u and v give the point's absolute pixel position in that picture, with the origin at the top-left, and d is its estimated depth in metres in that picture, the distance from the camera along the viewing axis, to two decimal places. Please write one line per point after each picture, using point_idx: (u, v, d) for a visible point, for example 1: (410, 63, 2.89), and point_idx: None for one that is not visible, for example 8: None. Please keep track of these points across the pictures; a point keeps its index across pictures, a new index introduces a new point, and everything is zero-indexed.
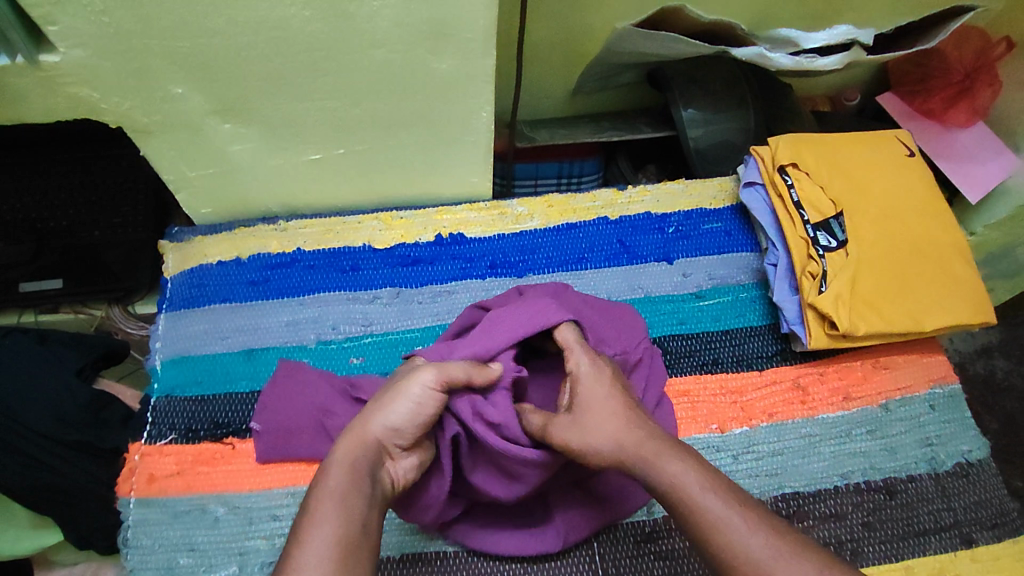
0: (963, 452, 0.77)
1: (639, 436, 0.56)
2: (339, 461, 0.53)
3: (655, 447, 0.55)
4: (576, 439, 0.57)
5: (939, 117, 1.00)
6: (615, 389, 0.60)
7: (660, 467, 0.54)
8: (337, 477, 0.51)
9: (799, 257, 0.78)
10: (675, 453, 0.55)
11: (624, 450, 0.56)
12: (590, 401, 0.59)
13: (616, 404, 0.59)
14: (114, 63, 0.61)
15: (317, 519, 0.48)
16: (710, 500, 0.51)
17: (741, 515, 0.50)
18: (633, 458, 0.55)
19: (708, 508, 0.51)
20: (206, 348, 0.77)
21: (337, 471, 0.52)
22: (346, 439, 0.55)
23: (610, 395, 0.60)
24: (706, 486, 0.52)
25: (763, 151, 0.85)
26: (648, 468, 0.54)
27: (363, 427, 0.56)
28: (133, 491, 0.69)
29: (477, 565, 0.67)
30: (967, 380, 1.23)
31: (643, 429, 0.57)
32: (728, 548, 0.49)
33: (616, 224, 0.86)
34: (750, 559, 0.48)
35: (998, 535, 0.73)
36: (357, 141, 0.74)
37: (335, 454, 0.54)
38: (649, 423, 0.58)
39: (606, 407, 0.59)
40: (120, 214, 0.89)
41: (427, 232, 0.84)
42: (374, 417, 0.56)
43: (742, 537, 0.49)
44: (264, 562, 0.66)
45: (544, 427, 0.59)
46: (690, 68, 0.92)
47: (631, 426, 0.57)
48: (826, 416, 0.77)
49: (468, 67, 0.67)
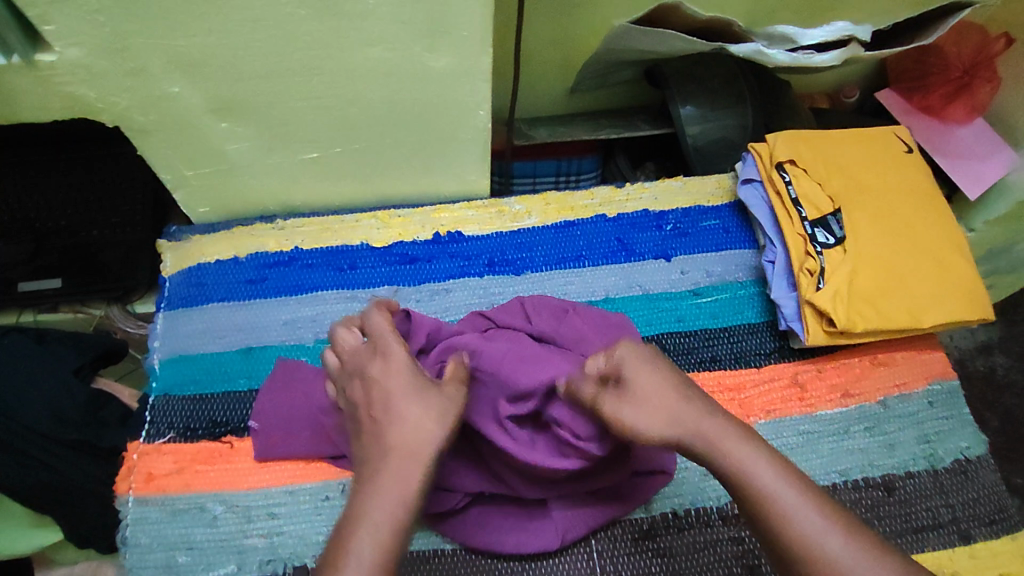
0: (961, 449, 0.77)
1: (703, 430, 0.53)
2: (391, 482, 0.50)
3: (717, 430, 0.53)
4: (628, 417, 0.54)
5: (938, 114, 1.01)
6: (660, 366, 0.57)
7: (726, 450, 0.52)
8: (393, 506, 0.49)
9: (797, 253, 0.78)
10: (743, 436, 0.53)
11: (687, 439, 0.53)
12: (626, 409, 0.54)
13: (668, 386, 0.55)
14: (109, 62, 0.61)
15: (371, 551, 0.47)
16: (785, 494, 0.50)
17: (809, 507, 0.49)
18: (696, 449, 0.53)
19: (781, 501, 0.50)
20: (204, 347, 0.77)
21: (390, 499, 0.49)
22: (396, 454, 0.51)
23: (653, 396, 0.55)
24: (784, 479, 0.51)
25: (761, 147, 0.84)
26: (710, 447, 0.53)
27: (409, 438, 0.52)
28: (132, 490, 0.69)
29: (475, 563, 0.67)
30: (966, 377, 1.22)
31: (701, 408, 0.54)
32: (795, 540, 0.48)
33: (614, 222, 0.86)
34: (813, 550, 0.48)
35: (997, 531, 0.73)
36: (354, 140, 0.74)
37: (387, 472, 0.51)
38: (705, 414, 0.54)
39: (644, 409, 0.54)
40: (118, 214, 0.89)
41: (424, 230, 0.84)
42: (422, 425, 0.53)
43: (818, 534, 0.48)
44: (263, 560, 0.67)
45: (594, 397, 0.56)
46: (688, 65, 0.92)
47: (684, 405, 0.54)
48: (825, 413, 0.77)
49: (464, 65, 0.67)
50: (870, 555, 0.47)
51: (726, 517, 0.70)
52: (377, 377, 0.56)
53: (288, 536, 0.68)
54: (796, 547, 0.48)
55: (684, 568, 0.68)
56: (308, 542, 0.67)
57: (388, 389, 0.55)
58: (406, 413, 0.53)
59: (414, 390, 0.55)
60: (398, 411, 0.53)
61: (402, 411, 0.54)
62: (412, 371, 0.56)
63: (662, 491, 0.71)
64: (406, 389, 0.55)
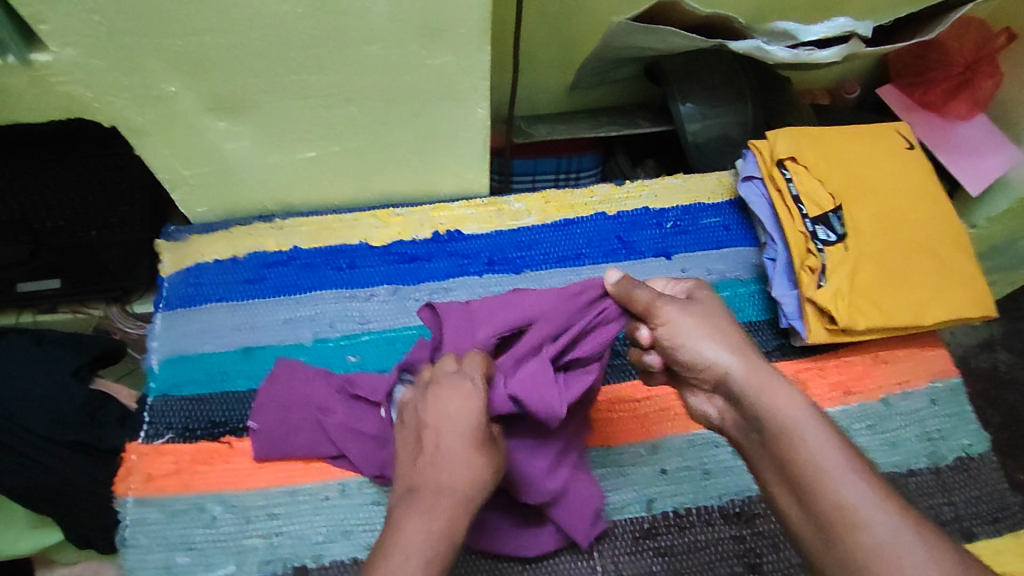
0: (964, 446, 0.77)
1: (751, 368, 0.56)
2: (436, 529, 0.48)
3: (764, 376, 0.55)
4: (679, 334, 0.58)
5: (939, 109, 1.00)
6: (727, 321, 0.59)
7: (776, 395, 0.54)
8: (433, 550, 0.47)
9: (798, 251, 0.77)
10: (791, 388, 0.54)
11: (734, 370, 0.56)
12: (685, 321, 0.58)
13: (727, 334, 0.58)
14: (105, 62, 0.60)
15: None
16: (831, 461, 0.50)
17: (859, 479, 0.49)
18: (740, 385, 0.56)
19: (825, 465, 0.50)
20: (203, 347, 0.77)
21: (430, 543, 0.47)
22: (448, 503, 0.49)
23: (713, 319, 0.59)
24: (830, 444, 0.51)
25: (761, 143, 0.84)
26: (753, 392, 0.55)
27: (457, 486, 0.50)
28: (131, 491, 0.69)
29: (471, 564, 0.65)
30: (969, 374, 1.22)
31: (756, 360, 0.57)
32: (833, 509, 0.48)
33: (614, 219, 0.86)
34: (855, 519, 0.47)
35: (999, 529, 0.73)
36: (352, 138, 0.74)
37: (437, 515, 0.49)
38: (762, 356, 0.57)
39: (701, 327, 0.58)
40: (117, 214, 0.89)
41: (423, 229, 0.84)
42: (470, 480, 0.51)
43: (859, 505, 0.47)
44: (262, 561, 0.66)
45: (648, 307, 0.58)
46: (688, 62, 0.92)
47: (739, 352, 0.57)
48: (827, 411, 0.76)
49: (463, 63, 0.67)
50: (916, 544, 0.45)
51: (727, 516, 0.70)
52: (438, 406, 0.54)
53: (287, 536, 0.67)
54: (831, 513, 0.48)
55: (685, 567, 0.67)
56: (307, 542, 0.67)
57: (448, 427, 0.53)
58: (463, 464, 0.51)
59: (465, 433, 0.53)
60: (449, 451, 0.52)
61: (460, 458, 0.51)
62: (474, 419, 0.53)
63: (662, 489, 0.71)
64: (465, 439, 0.52)
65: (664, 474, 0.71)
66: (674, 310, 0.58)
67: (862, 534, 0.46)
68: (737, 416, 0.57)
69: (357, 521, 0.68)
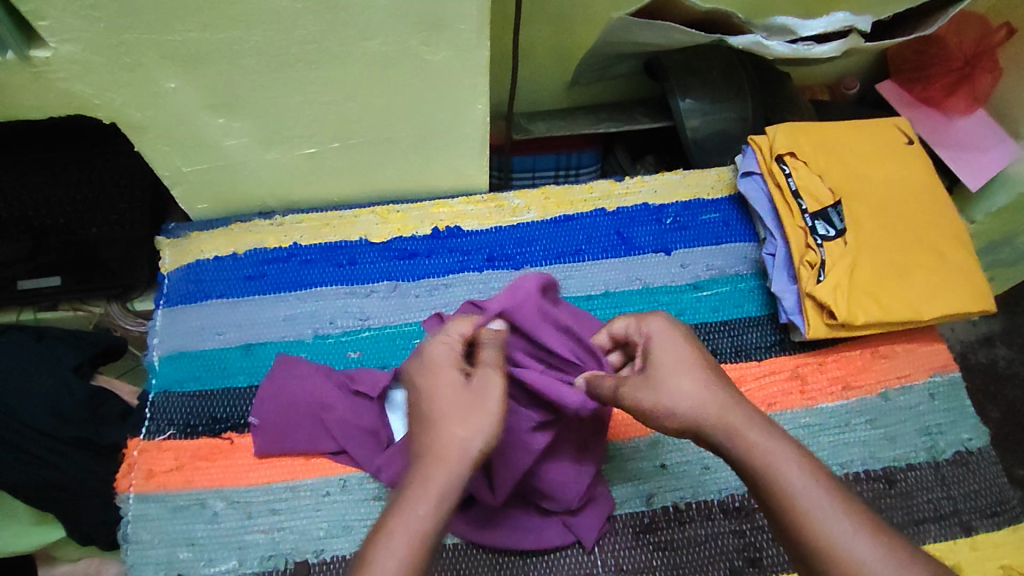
0: (962, 440, 0.77)
1: (717, 419, 0.54)
2: (427, 497, 0.49)
3: (736, 423, 0.54)
4: (648, 399, 0.55)
5: (939, 105, 1.00)
6: (698, 369, 0.56)
7: (748, 443, 0.53)
8: (425, 516, 0.49)
9: (797, 246, 0.78)
10: (761, 431, 0.53)
11: (706, 425, 0.54)
12: (647, 395, 0.55)
13: (699, 385, 0.55)
14: (104, 58, 0.60)
15: (392, 558, 0.46)
16: (810, 495, 0.49)
17: (840, 516, 0.48)
18: (718, 438, 0.54)
19: (808, 508, 0.49)
20: (203, 343, 0.77)
21: (423, 509, 0.49)
22: (435, 466, 0.50)
23: (680, 370, 0.56)
24: (808, 481, 0.50)
25: (761, 139, 0.84)
26: (732, 441, 0.53)
27: (443, 445, 0.51)
28: (132, 486, 0.69)
29: (477, 559, 0.66)
30: (968, 369, 1.22)
31: (731, 403, 0.55)
32: (811, 542, 0.48)
33: (613, 216, 0.86)
34: (832, 553, 0.47)
35: (998, 523, 0.73)
36: (352, 134, 0.74)
37: (424, 481, 0.50)
38: (738, 397, 0.56)
39: (669, 391, 0.55)
40: (117, 211, 0.90)
41: (423, 225, 0.84)
42: (458, 436, 0.51)
43: (838, 540, 0.47)
44: (263, 557, 0.67)
45: (615, 389, 0.58)
46: (687, 58, 0.92)
47: (714, 400, 0.55)
48: (826, 406, 0.76)
49: (462, 59, 0.67)
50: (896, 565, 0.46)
51: (727, 510, 0.70)
52: (421, 374, 0.56)
53: (288, 531, 0.67)
54: (810, 549, 0.48)
55: (684, 561, 0.67)
56: (308, 537, 0.67)
57: (428, 391, 0.55)
58: (442, 423, 0.52)
59: (445, 391, 0.54)
60: (435, 416, 0.53)
61: (438, 417, 0.53)
62: (451, 370, 0.55)
63: (662, 484, 0.71)
64: (443, 396, 0.53)
65: (664, 469, 0.72)
66: (636, 390, 0.56)
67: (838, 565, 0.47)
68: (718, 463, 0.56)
69: (357, 516, 0.68)
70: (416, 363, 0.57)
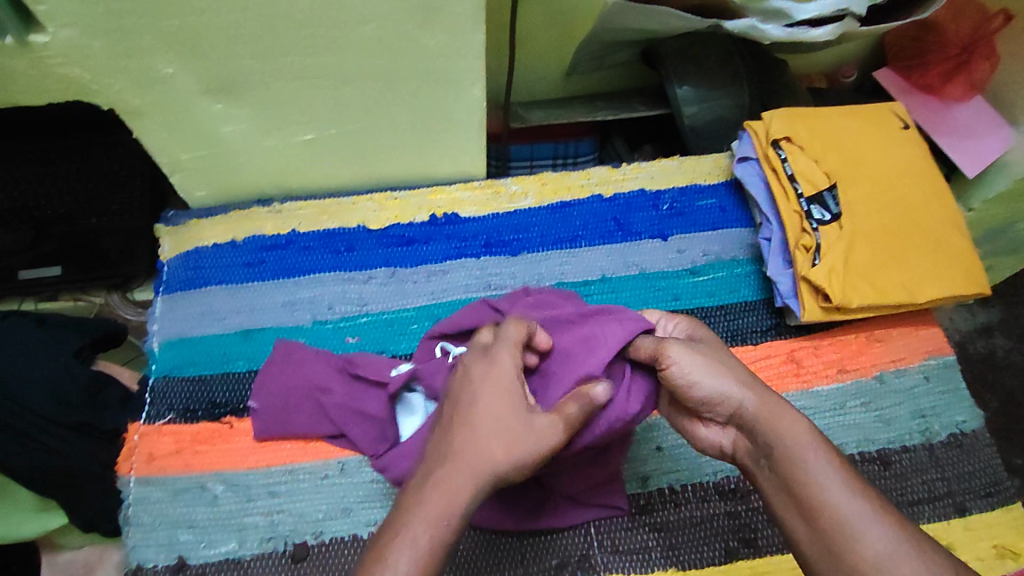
0: (957, 423, 0.77)
1: (760, 401, 0.56)
2: (445, 501, 0.46)
3: (774, 407, 0.56)
4: (688, 373, 0.57)
5: (937, 92, 0.99)
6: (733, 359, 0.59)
7: (779, 430, 0.54)
8: (442, 529, 0.46)
9: (793, 230, 0.78)
10: (796, 415, 0.55)
11: (741, 412, 0.56)
12: (695, 359, 0.57)
13: (738, 375, 0.57)
14: (102, 43, 0.61)
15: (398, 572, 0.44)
16: (837, 495, 0.50)
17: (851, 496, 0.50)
18: (750, 422, 0.56)
19: (829, 494, 0.50)
20: (203, 330, 0.77)
21: (435, 525, 0.46)
22: (458, 473, 0.48)
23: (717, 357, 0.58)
24: (833, 474, 0.51)
25: (758, 125, 0.83)
26: (762, 430, 0.55)
27: (479, 457, 0.48)
28: (133, 470, 0.70)
29: (475, 540, 0.67)
30: (967, 359, 1.23)
31: (763, 392, 0.57)
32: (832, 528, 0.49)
33: (610, 201, 0.86)
34: (851, 531, 0.49)
35: (992, 504, 0.73)
36: (349, 121, 0.75)
37: (444, 488, 0.47)
38: (765, 384, 0.58)
39: (711, 372, 0.57)
40: (117, 202, 0.91)
41: (421, 212, 0.84)
42: (491, 451, 0.48)
43: (857, 524, 0.49)
44: (263, 538, 0.67)
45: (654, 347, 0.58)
46: (683, 44, 0.91)
47: (749, 390, 0.56)
48: (821, 389, 0.77)
49: (458, 42, 0.67)
50: (907, 554, 0.47)
51: (723, 492, 0.71)
52: (479, 370, 0.53)
53: (287, 513, 0.68)
54: (833, 529, 0.49)
55: (681, 543, 0.68)
56: (308, 519, 0.68)
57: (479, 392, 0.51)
58: (484, 436, 0.49)
59: (495, 403, 0.51)
60: (475, 423, 0.50)
61: (481, 430, 0.49)
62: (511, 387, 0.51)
63: (659, 466, 0.71)
64: (491, 408, 0.50)
65: (661, 452, 0.72)
66: (679, 351, 0.57)
67: (857, 540, 0.48)
68: (746, 446, 0.57)
69: (356, 497, 0.69)
70: (474, 360, 0.54)
